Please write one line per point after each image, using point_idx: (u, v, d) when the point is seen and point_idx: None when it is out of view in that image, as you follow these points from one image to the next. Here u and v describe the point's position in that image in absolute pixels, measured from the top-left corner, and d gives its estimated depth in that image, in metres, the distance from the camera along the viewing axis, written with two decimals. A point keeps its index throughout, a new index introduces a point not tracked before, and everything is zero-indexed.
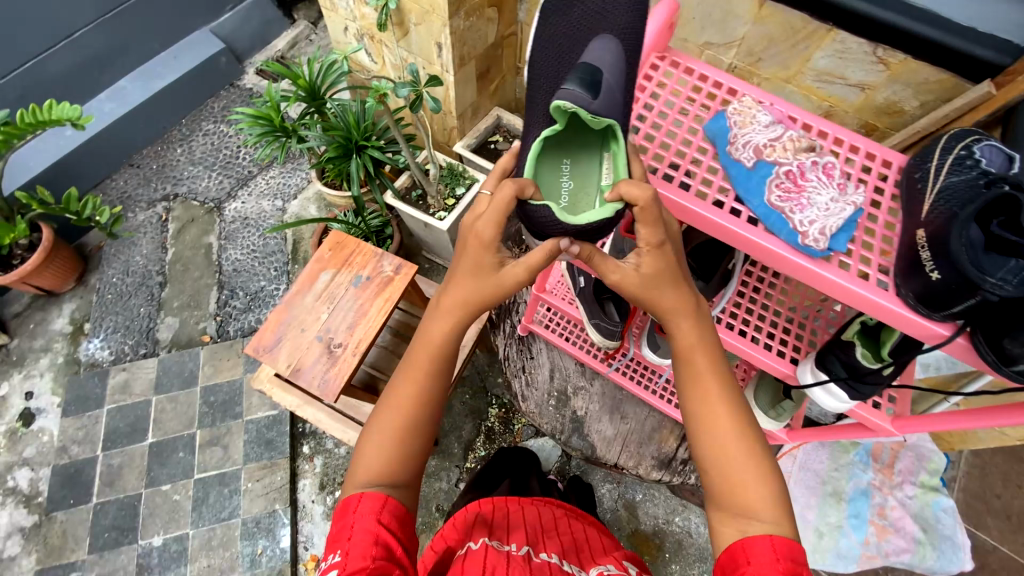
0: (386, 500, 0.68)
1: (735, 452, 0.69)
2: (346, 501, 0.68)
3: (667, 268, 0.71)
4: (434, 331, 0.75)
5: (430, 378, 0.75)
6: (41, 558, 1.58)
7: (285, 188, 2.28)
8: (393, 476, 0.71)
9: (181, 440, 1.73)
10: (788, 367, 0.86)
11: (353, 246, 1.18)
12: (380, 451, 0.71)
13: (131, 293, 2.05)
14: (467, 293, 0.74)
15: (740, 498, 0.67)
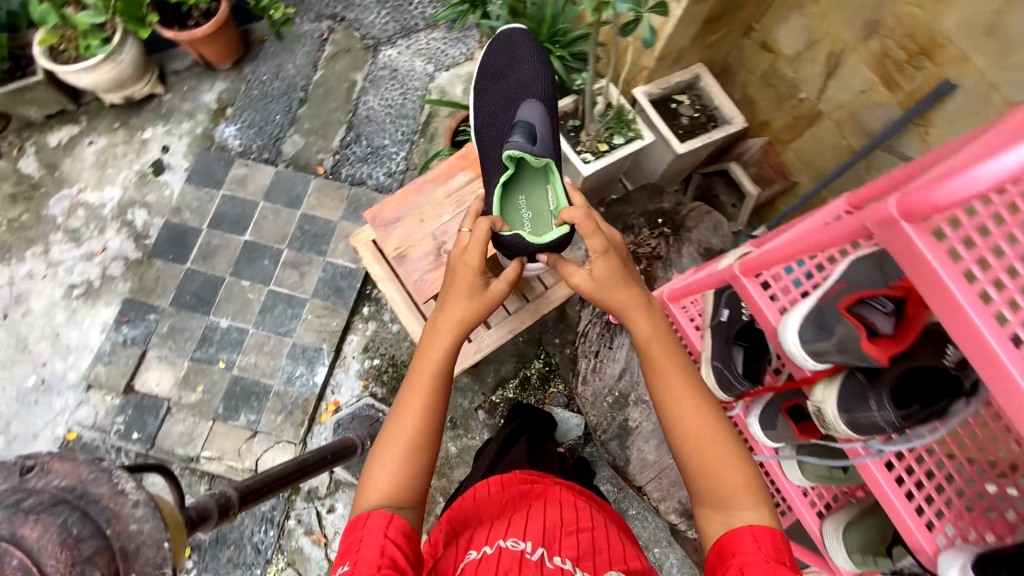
0: (391, 518, 0.71)
1: (716, 451, 0.73)
2: (355, 519, 0.71)
3: (622, 278, 0.86)
4: (434, 348, 0.84)
5: (433, 390, 0.80)
6: (134, 289, 1.82)
7: (442, 56, 2.18)
8: (399, 495, 0.74)
9: (270, 250, 1.86)
10: (930, 545, 0.71)
11: (499, 157, 1.16)
12: (393, 453, 0.76)
13: (273, 96, 2.11)
14: (466, 310, 0.87)
15: (724, 494, 0.70)
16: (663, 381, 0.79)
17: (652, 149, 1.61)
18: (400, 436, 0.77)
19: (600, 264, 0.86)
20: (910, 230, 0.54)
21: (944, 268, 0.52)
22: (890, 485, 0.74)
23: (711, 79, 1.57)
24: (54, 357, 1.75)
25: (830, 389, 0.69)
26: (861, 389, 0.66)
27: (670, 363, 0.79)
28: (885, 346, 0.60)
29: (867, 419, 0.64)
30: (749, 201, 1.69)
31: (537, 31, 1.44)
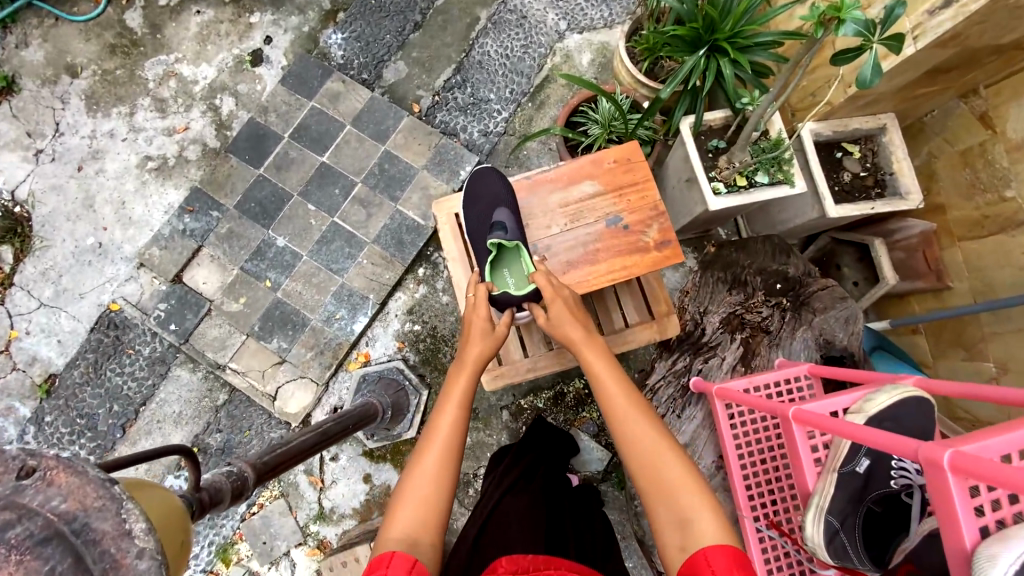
0: (414, 562, 0.67)
1: (662, 471, 0.72)
2: (380, 556, 0.67)
3: (575, 318, 0.92)
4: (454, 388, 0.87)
5: (455, 429, 0.82)
6: (203, 180, 1.77)
7: (579, 15, 1.91)
8: (423, 528, 0.72)
9: (343, 180, 1.75)
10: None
11: (638, 176, 1.05)
12: (423, 483, 0.76)
13: (389, 12, 1.93)
14: (482, 351, 0.92)
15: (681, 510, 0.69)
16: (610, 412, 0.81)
17: (793, 198, 1.36)
18: (430, 461, 0.78)
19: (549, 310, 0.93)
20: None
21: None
22: None
23: (898, 137, 1.28)
24: (116, 224, 1.75)
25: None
26: None
27: (608, 386, 0.82)
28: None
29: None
30: (880, 288, 1.43)
31: (718, 23, 1.17)
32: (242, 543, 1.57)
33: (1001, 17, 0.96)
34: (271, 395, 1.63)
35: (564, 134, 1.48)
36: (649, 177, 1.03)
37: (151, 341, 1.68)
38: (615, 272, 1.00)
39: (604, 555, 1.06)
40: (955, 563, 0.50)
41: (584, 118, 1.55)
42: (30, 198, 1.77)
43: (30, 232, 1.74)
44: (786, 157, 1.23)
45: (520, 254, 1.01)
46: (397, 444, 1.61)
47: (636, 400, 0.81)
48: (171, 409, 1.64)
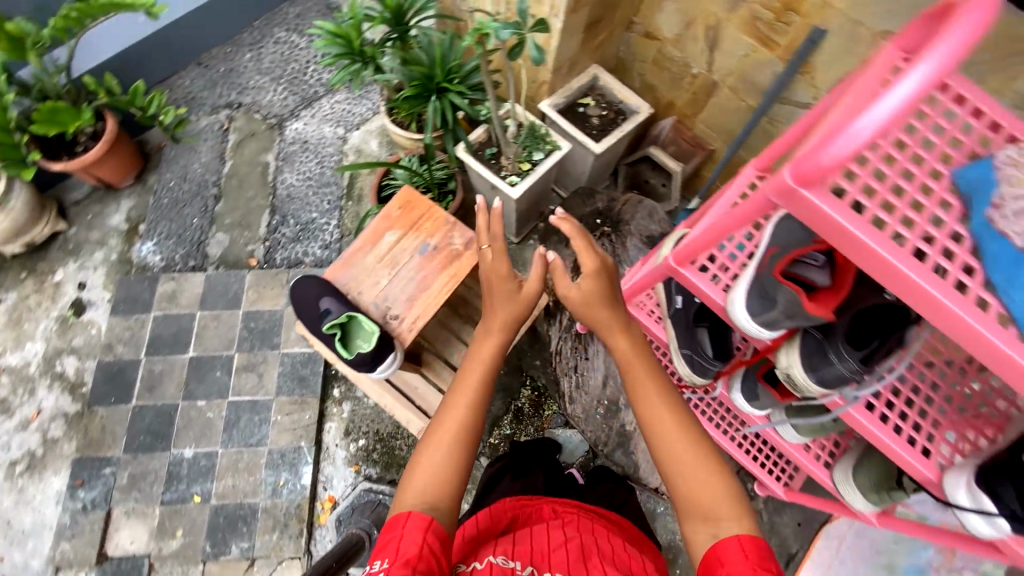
0: (428, 520, 0.71)
1: (693, 457, 0.75)
2: (395, 517, 0.71)
3: (603, 292, 0.89)
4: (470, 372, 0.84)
5: (474, 407, 0.81)
6: (81, 447, 1.66)
7: (348, 116, 2.14)
8: (436, 493, 0.74)
9: (218, 360, 1.74)
10: (933, 472, 0.76)
11: (424, 208, 1.06)
12: (439, 462, 0.76)
13: (185, 201, 2.03)
14: (508, 314, 0.89)
15: (702, 501, 0.71)
16: (637, 388, 0.83)
17: (573, 154, 1.63)
18: (441, 433, 0.79)
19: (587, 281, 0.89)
20: (810, 196, 0.53)
21: (849, 224, 0.53)
22: (887, 437, 0.77)
23: (608, 76, 1.61)
24: (8, 549, 1.56)
25: (794, 353, 0.77)
26: (819, 345, 0.73)
27: (639, 372, 0.83)
28: (825, 299, 0.68)
29: (832, 372, 0.72)
30: (676, 177, 1.73)
31: (432, 72, 1.45)
32: None
33: None
34: None
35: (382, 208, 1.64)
36: (432, 203, 1.05)
37: None
38: (446, 293, 1.00)
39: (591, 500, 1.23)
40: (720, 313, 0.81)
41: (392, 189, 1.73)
42: None
43: None
44: (543, 132, 1.54)
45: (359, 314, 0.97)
46: None
47: (660, 377, 0.83)
48: None
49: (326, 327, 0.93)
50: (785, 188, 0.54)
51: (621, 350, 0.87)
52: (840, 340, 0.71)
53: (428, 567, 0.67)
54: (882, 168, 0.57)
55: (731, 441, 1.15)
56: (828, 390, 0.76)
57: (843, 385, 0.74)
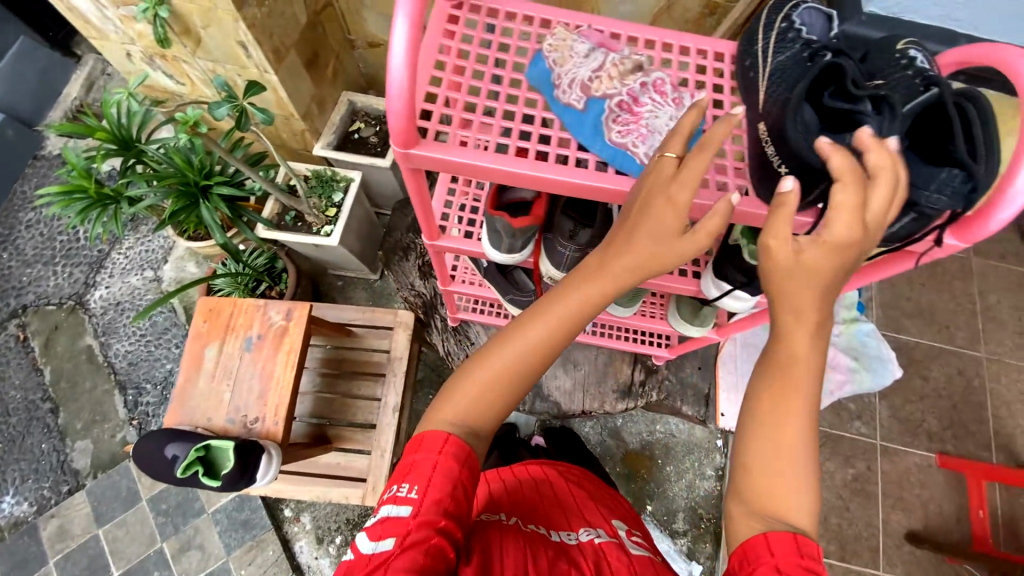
0: (469, 453, 0.62)
1: (783, 456, 0.52)
2: (428, 432, 0.62)
3: (831, 279, 0.46)
4: (538, 336, 0.57)
5: (531, 369, 0.59)
6: None
7: (149, 256, 1.97)
8: (480, 420, 0.62)
9: (149, 560, 1.59)
10: (694, 285, 0.89)
11: (228, 307, 1.05)
12: (477, 394, 0.61)
13: (23, 432, 1.80)
14: (648, 257, 0.48)
15: (772, 499, 0.52)
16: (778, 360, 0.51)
17: (373, 177, 1.66)
18: (492, 368, 0.60)
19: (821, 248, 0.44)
20: (423, 152, 0.51)
21: (456, 156, 0.51)
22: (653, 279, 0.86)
23: (360, 95, 1.64)
24: None
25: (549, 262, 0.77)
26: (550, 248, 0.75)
27: (809, 348, 0.50)
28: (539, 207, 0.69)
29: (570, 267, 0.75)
30: None
31: (185, 174, 1.37)
32: None
33: (277, 25, 1.29)
34: None
35: None
36: (234, 299, 1.04)
37: None
38: (292, 369, 1.00)
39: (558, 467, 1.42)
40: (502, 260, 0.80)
41: None
42: None
43: None
44: (329, 175, 1.55)
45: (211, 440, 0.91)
46: None
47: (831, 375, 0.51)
48: None
49: (182, 468, 0.88)
50: (404, 154, 0.51)
51: (795, 341, 0.49)
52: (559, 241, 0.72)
53: (461, 499, 0.62)
54: (458, 80, 0.55)
55: (601, 335, 1.26)
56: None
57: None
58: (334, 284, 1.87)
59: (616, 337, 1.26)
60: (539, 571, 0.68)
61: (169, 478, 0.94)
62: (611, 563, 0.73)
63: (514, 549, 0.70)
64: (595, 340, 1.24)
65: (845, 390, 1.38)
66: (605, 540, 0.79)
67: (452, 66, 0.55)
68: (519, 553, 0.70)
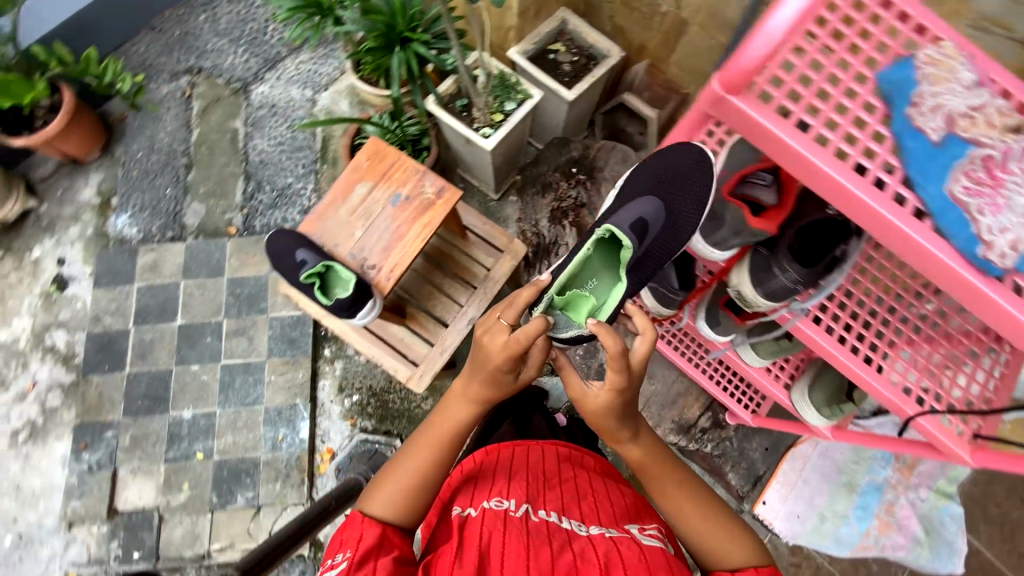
0: (384, 526, 0.74)
1: (702, 515, 0.80)
2: (349, 519, 0.75)
3: (622, 408, 0.79)
4: (420, 456, 0.81)
5: (424, 474, 0.80)
6: (80, 413, 1.70)
7: (315, 77, 2.08)
8: (398, 516, 0.77)
9: (209, 326, 1.78)
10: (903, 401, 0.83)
11: (394, 159, 1.07)
12: (380, 492, 0.78)
13: (157, 171, 1.99)
14: (483, 392, 0.81)
15: (709, 548, 0.77)
16: (641, 467, 0.85)
17: (547, 105, 1.63)
18: (394, 472, 0.80)
19: (605, 394, 0.78)
20: (739, 102, 0.68)
21: (782, 132, 0.68)
22: (834, 347, 0.86)
23: (576, 18, 1.57)
24: (22, 510, 1.62)
25: (745, 272, 0.93)
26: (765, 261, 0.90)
27: (642, 455, 0.84)
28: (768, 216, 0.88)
29: (778, 285, 0.88)
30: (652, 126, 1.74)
31: (393, 20, 1.38)
32: None
33: None
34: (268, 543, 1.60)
35: None
36: (401, 152, 1.06)
37: None
38: (421, 241, 1.02)
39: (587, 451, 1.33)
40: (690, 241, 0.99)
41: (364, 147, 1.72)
42: None
43: None
44: (514, 82, 1.53)
45: (335, 266, 1.00)
46: None
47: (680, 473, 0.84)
48: None
49: (306, 277, 1.00)
50: (721, 97, 0.69)
51: (632, 451, 0.84)
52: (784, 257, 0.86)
53: (396, 557, 0.70)
54: (818, 80, 0.71)
55: (704, 372, 1.21)
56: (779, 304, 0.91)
57: (792, 298, 0.88)
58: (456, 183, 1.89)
59: (717, 380, 1.21)
60: (539, 558, 0.64)
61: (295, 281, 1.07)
62: (623, 552, 0.65)
63: (513, 541, 0.68)
64: (695, 373, 1.20)
65: (899, 553, 1.41)
66: (618, 536, 0.70)
67: (815, 59, 0.72)
68: (518, 549, 0.66)
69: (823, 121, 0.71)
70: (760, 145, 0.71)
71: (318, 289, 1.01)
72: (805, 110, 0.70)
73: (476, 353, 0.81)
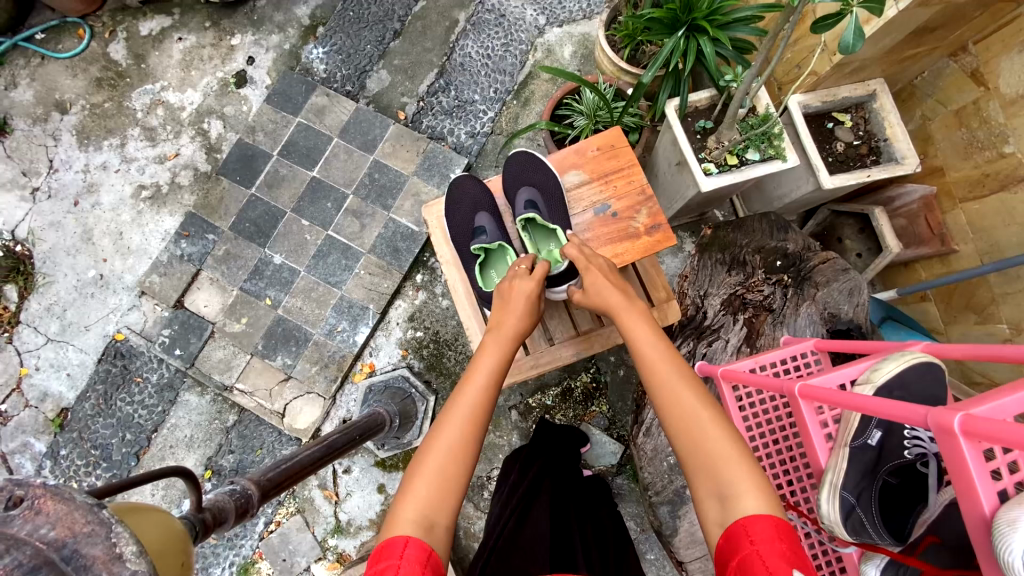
0: (429, 554, 0.62)
1: (706, 428, 0.67)
2: (388, 544, 0.62)
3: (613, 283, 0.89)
4: (448, 422, 0.74)
5: (466, 436, 0.73)
6: (197, 204, 1.78)
7: (557, 8, 1.90)
8: (438, 508, 0.66)
9: (334, 193, 1.76)
10: None
11: (623, 163, 1.05)
12: (427, 469, 0.69)
13: (369, 22, 1.92)
14: (520, 324, 0.88)
15: (715, 465, 0.64)
16: (650, 373, 0.75)
17: (790, 173, 1.34)
18: (434, 446, 0.71)
19: (585, 278, 0.90)
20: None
21: None
22: None
23: (889, 101, 1.25)
24: (115, 255, 1.75)
25: None
26: None
27: (647, 354, 0.77)
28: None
29: None
30: (884, 258, 1.41)
31: (695, 3, 1.16)
32: (263, 562, 1.56)
33: None
34: (279, 411, 1.63)
35: (551, 127, 1.47)
36: (634, 161, 1.03)
37: (158, 367, 1.68)
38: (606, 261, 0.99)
39: (619, 562, 1.00)
40: (975, 531, 0.48)
41: (569, 110, 1.54)
42: (30, 237, 1.76)
43: (33, 269, 1.74)
44: (777, 132, 1.21)
45: (507, 253, 1.03)
46: (409, 451, 1.60)
47: (689, 379, 0.72)
48: (182, 434, 1.64)
49: (477, 245, 1.03)
50: None
51: (635, 339, 0.80)
52: None
53: None
54: None
55: None
56: None
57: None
58: None
59: None
60: None
61: (459, 244, 1.11)
62: None
63: None
64: None
65: None
66: None
67: None
68: None
69: None
70: None
71: (477, 263, 1.03)
72: None
73: (503, 300, 0.92)
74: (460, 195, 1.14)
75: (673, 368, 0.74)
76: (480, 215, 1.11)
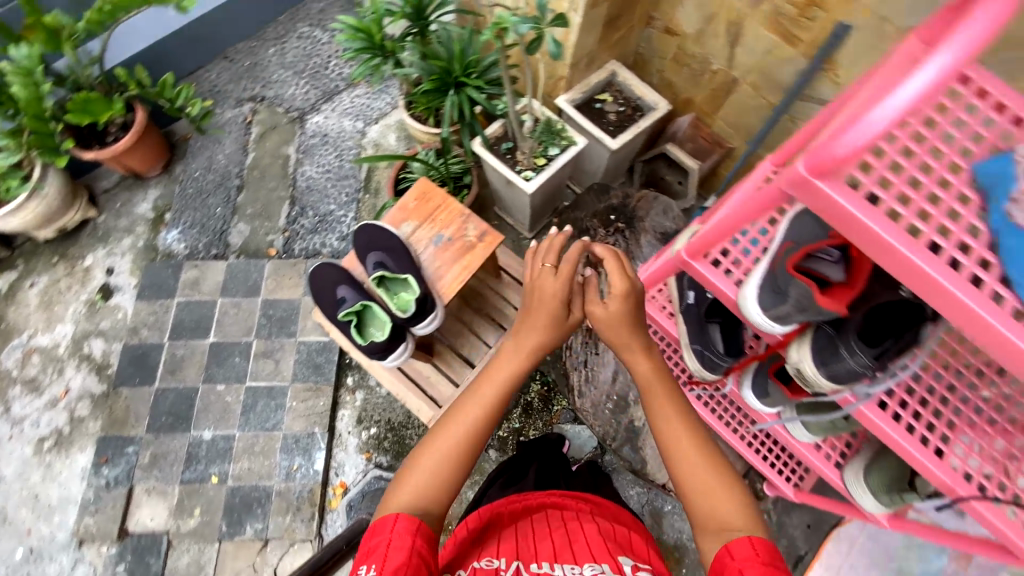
0: (419, 524, 0.70)
1: (708, 478, 0.73)
2: (381, 521, 0.70)
3: (632, 309, 0.84)
4: (444, 434, 0.78)
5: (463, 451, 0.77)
6: (105, 426, 1.72)
7: (368, 110, 2.18)
8: (427, 504, 0.73)
9: (238, 346, 1.80)
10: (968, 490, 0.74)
11: (438, 201, 1.24)
12: (421, 473, 0.75)
13: (210, 191, 2.06)
14: (538, 339, 0.85)
15: (717, 516, 0.69)
16: (658, 406, 0.81)
17: (590, 150, 1.63)
18: (433, 455, 0.77)
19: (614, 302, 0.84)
20: (825, 186, 0.53)
21: (853, 209, 0.52)
22: (901, 437, 0.76)
23: (626, 72, 1.59)
24: (37, 521, 1.62)
25: (805, 348, 0.76)
26: (831, 340, 0.72)
27: (666, 396, 0.81)
28: (839, 294, 0.65)
29: (844, 367, 0.70)
30: (694, 176, 1.72)
31: (451, 67, 1.46)
32: None
33: None
34: None
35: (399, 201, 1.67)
36: (446, 196, 1.22)
37: None
38: (461, 276, 1.17)
39: None
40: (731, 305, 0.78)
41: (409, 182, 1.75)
42: None
43: None
44: (559, 127, 1.51)
45: (373, 309, 1.17)
46: None
47: (696, 423, 0.78)
48: None
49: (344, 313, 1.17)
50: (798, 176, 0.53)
51: (638, 364, 0.84)
52: (852, 335, 0.69)
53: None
54: (905, 163, 0.57)
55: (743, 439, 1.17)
56: (840, 388, 0.74)
57: (859, 381, 0.71)
58: (493, 221, 1.89)
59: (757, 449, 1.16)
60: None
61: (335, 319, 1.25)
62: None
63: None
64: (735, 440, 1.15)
65: None
66: None
67: (897, 142, 0.57)
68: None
69: (910, 208, 0.55)
70: (837, 230, 0.55)
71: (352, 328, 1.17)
72: (893, 197, 0.55)
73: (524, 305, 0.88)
74: (322, 279, 1.28)
75: (687, 416, 0.79)
76: (342, 289, 1.26)
